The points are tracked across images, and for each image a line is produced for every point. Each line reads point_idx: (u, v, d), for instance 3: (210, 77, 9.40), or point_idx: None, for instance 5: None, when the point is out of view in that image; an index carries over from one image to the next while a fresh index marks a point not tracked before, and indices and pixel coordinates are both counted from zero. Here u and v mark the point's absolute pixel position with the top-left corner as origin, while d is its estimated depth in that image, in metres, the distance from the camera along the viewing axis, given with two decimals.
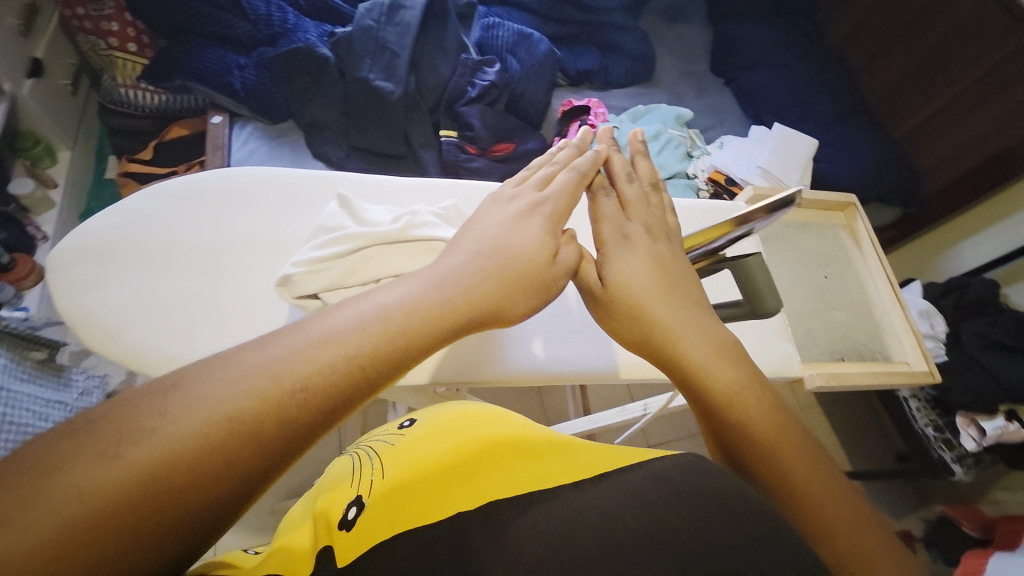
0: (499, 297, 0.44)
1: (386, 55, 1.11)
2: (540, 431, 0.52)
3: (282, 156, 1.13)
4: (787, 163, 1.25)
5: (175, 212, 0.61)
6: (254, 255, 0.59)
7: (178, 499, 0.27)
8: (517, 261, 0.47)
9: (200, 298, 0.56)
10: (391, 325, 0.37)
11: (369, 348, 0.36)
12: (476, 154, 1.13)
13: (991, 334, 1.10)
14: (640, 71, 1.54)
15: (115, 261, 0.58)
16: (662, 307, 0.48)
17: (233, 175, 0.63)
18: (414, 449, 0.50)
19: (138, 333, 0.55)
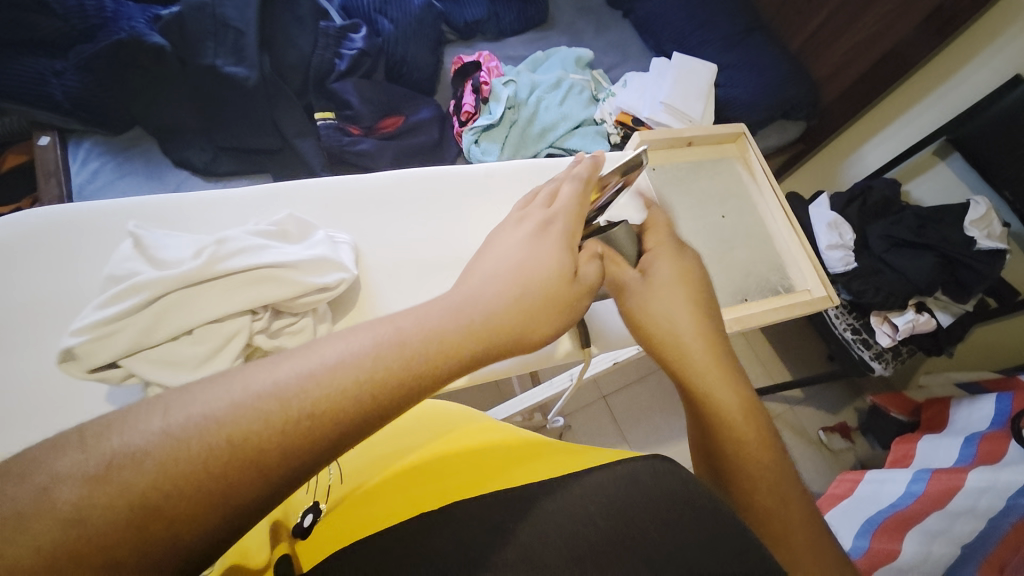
0: (526, 323, 0.41)
1: (230, 35, 0.96)
2: (486, 430, 0.62)
3: (135, 172, 0.99)
4: (689, 93, 1.21)
5: None
6: (57, 318, 0.56)
7: (202, 504, 0.25)
8: (542, 284, 0.44)
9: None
10: (449, 331, 0.36)
11: (385, 374, 0.32)
12: (361, 134, 1.03)
13: (895, 233, 1.12)
14: (533, 13, 1.43)
15: None
16: (680, 326, 0.52)
17: (12, 223, 0.59)
18: (374, 457, 0.59)
19: None
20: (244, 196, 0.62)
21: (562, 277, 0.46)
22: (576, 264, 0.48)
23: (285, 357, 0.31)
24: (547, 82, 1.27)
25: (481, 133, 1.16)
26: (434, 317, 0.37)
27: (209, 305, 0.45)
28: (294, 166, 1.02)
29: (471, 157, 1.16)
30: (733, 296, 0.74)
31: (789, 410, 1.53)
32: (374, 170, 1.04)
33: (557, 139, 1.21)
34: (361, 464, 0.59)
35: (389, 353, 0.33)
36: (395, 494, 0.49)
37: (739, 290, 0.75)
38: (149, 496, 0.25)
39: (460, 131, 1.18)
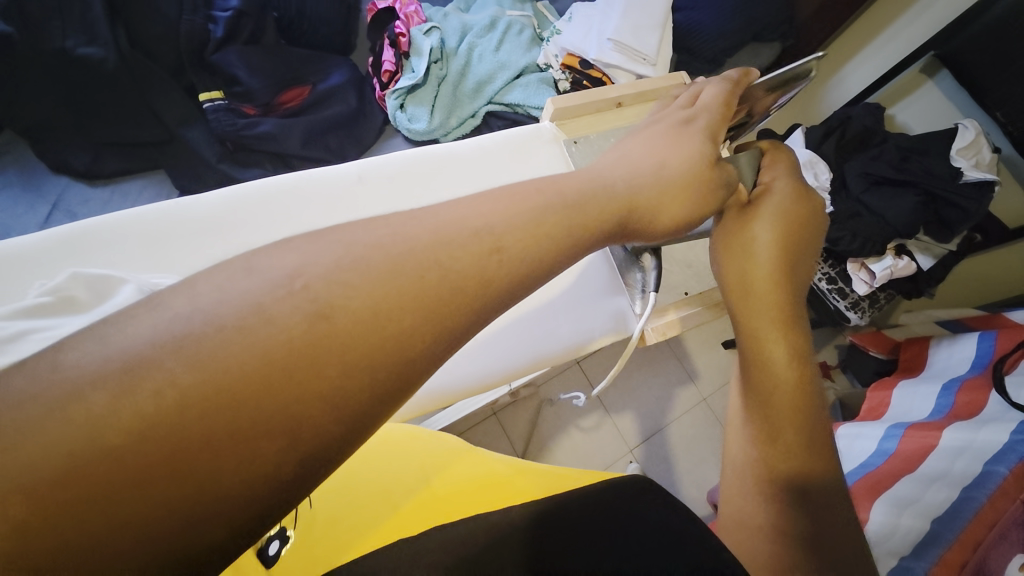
0: (651, 203, 0.41)
1: (73, 6, 0.78)
2: (456, 463, 0.57)
3: (10, 184, 0.85)
4: (642, 25, 1.04)
5: None
6: None
7: (159, 452, 0.21)
8: (688, 167, 0.45)
9: None
10: (577, 220, 0.34)
11: (441, 293, 0.27)
12: (257, 114, 0.89)
13: (875, 170, 1.02)
14: None
15: None
16: (761, 226, 0.52)
17: None
18: (349, 489, 0.53)
19: None
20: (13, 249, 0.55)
21: (706, 164, 0.46)
22: (717, 156, 0.49)
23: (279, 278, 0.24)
24: (479, 24, 1.09)
25: (406, 95, 1.02)
26: (368, 237, 0.27)
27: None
28: (189, 160, 0.89)
29: (398, 125, 1.02)
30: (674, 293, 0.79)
31: None
32: (282, 153, 0.91)
33: (495, 94, 1.06)
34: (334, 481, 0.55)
35: (369, 279, 0.26)
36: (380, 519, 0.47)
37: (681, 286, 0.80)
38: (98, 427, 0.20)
39: (383, 95, 1.03)
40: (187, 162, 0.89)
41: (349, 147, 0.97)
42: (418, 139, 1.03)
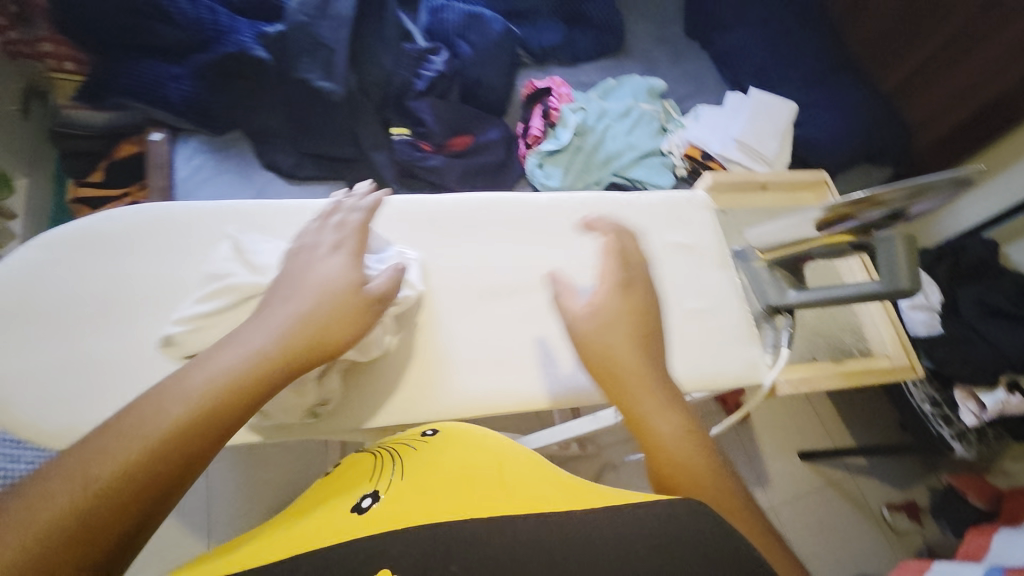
0: (308, 343, 0.46)
1: (323, 52, 1.03)
2: (538, 466, 0.51)
3: (231, 171, 1.08)
4: (765, 132, 1.17)
5: (62, 265, 0.66)
6: (156, 304, 0.65)
7: (123, 501, 0.34)
8: (331, 300, 0.50)
9: (99, 351, 0.62)
10: (242, 360, 0.42)
11: (275, 360, 0.44)
12: (431, 150, 1.07)
13: (989, 298, 1.03)
14: (609, 41, 1.46)
15: (35, 321, 0.63)
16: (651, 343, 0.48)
17: (135, 213, 0.70)
18: (438, 464, 0.52)
19: (37, 400, 0.59)
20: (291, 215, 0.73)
21: (352, 291, 0.51)
22: (377, 278, 0.54)
23: (189, 375, 0.40)
24: (616, 111, 1.27)
25: (546, 157, 1.18)
26: (196, 376, 0.40)
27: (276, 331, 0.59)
28: (367, 177, 1.08)
29: (533, 180, 1.17)
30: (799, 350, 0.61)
31: (848, 477, 1.40)
32: (440, 185, 1.08)
33: (621, 168, 1.20)
34: (422, 456, 0.55)
35: (164, 395, 0.38)
36: (448, 492, 0.45)
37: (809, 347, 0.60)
38: (88, 497, 0.33)
39: (526, 153, 1.20)
40: (366, 178, 1.08)
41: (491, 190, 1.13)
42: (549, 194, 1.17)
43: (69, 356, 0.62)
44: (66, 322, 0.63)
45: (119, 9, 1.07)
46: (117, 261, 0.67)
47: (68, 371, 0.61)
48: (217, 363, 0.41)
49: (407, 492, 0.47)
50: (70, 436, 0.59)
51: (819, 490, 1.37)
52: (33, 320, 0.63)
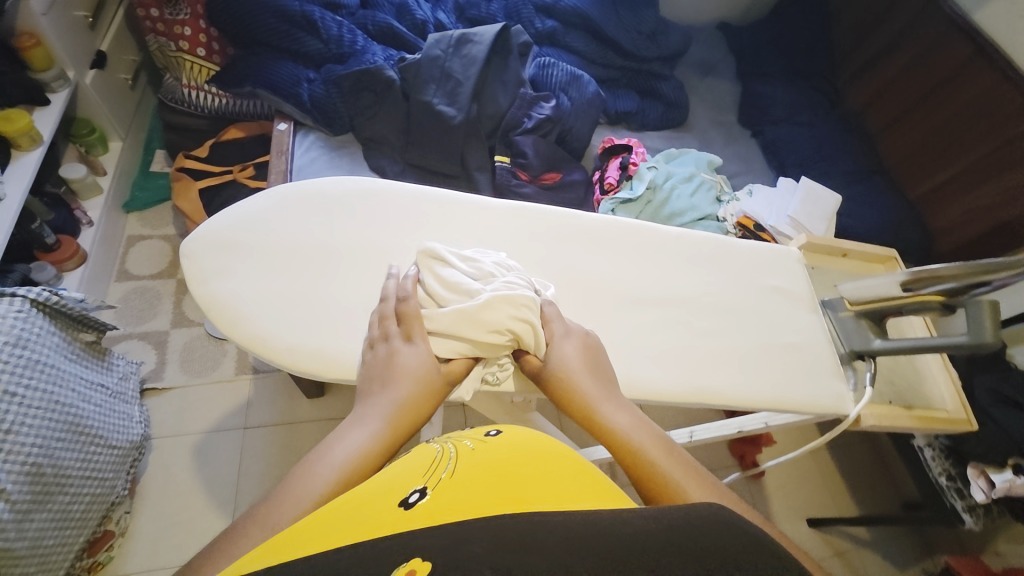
0: (412, 417, 0.52)
1: (450, 83, 1.17)
2: (589, 484, 0.46)
3: (342, 167, 1.19)
4: (814, 214, 1.33)
5: (289, 214, 0.63)
6: (383, 263, 0.63)
7: None
8: (413, 383, 0.54)
9: (324, 291, 0.60)
10: (367, 441, 0.49)
11: (395, 430, 0.51)
12: (527, 180, 1.19)
13: (999, 387, 1.13)
14: (675, 116, 1.64)
15: (258, 252, 0.60)
16: (605, 405, 0.55)
17: (351, 182, 0.67)
18: (486, 460, 0.47)
19: (265, 320, 0.57)
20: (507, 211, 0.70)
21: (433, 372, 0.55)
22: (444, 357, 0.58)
23: (319, 465, 0.47)
24: (681, 175, 1.42)
25: (619, 204, 1.31)
26: (327, 463, 0.47)
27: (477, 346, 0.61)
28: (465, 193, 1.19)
29: None
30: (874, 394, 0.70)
31: (854, 551, 1.43)
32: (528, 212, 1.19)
33: (682, 225, 1.34)
34: (474, 456, 0.48)
35: (300, 483, 0.45)
36: (501, 493, 0.40)
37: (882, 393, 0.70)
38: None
39: (601, 198, 1.33)
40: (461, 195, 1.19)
41: None
42: None
43: (301, 292, 0.59)
44: (299, 260, 0.61)
45: (275, 16, 1.21)
46: (347, 213, 0.65)
47: (301, 306, 0.58)
48: (341, 454, 0.48)
49: (462, 491, 0.41)
50: (295, 358, 0.57)
51: (827, 559, 1.40)
52: (266, 252, 0.60)
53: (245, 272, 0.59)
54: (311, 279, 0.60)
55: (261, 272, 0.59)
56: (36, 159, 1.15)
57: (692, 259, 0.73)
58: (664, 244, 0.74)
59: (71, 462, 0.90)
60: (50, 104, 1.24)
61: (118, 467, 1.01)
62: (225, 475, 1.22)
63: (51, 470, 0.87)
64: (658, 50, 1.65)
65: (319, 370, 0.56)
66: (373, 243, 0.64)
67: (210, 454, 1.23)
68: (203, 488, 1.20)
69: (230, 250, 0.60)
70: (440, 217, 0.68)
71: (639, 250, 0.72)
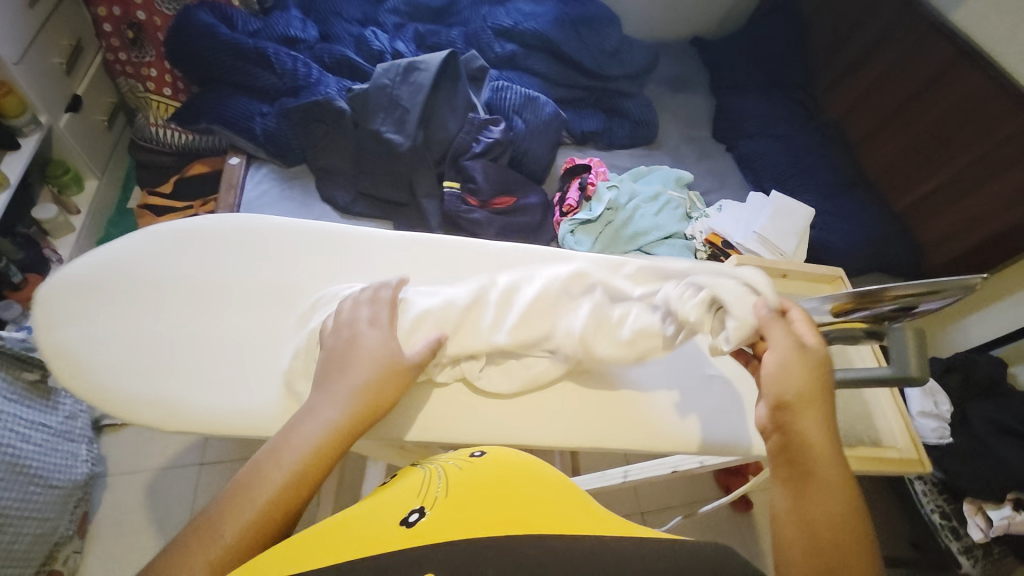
0: (374, 404, 0.55)
1: (398, 111, 1.16)
2: (572, 502, 0.51)
3: (293, 198, 1.18)
4: (784, 230, 1.28)
5: (149, 257, 0.62)
6: (244, 305, 0.62)
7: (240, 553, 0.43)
8: (374, 366, 0.57)
9: (175, 336, 0.59)
10: (327, 430, 0.52)
11: (357, 418, 0.54)
12: (477, 205, 1.17)
13: (1000, 417, 1.02)
14: (643, 133, 1.61)
15: (110, 297, 0.59)
16: (809, 417, 0.49)
17: (220, 220, 0.66)
18: (474, 480, 0.53)
19: (105, 370, 0.56)
20: (397, 243, 0.70)
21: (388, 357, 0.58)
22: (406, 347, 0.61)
23: (289, 451, 0.50)
24: (646, 194, 1.37)
25: (578, 225, 1.27)
26: (293, 452, 0.50)
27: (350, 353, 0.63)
28: (415, 221, 1.17)
29: (564, 244, 1.26)
30: None
31: None
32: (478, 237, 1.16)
33: (646, 245, 1.29)
34: (463, 476, 0.54)
35: (267, 472, 0.48)
36: (488, 510, 0.47)
37: None
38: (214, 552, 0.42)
39: (560, 220, 1.30)
40: (412, 223, 1.17)
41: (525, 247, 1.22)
42: None
43: (150, 336, 0.59)
44: (160, 302, 0.60)
45: (229, 54, 1.23)
46: (218, 251, 0.64)
47: (148, 350, 0.58)
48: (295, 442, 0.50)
49: (454, 509, 0.48)
50: (137, 406, 0.56)
51: None
52: (127, 294, 0.60)
53: (100, 316, 0.59)
54: (168, 322, 0.59)
55: (114, 317, 0.59)
56: (3, 201, 1.15)
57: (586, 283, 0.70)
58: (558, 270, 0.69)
59: (8, 502, 0.87)
60: (21, 147, 1.23)
61: (62, 505, 0.97)
62: (178, 514, 1.18)
63: None
64: (624, 68, 1.63)
65: (160, 421, 0.55)
66: (240, 283, 0.63)
67: (163, 491, 1.20)
68: (155, 527, 1.16)
69: (87, 293, 0.59)
70: (324, 252, 0.67)
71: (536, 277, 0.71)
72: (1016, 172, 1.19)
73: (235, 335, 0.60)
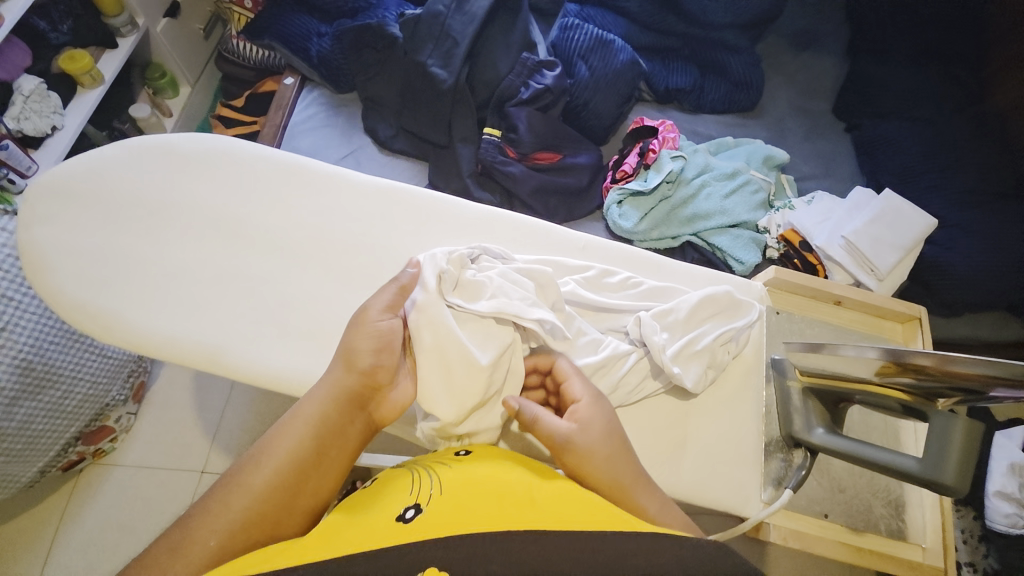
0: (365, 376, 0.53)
1: (447, 42, 1.07)
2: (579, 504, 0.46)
3: (336, 127, 1.17)
4: (884, 240, 1.03)
5: (132, 169, 0.62)
6: (210, 230, 0.61)
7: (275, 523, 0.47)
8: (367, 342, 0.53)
9: (142, 254, 0.59)
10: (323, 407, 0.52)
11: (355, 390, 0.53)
12: (515, 158, 1.08)
13: None
14: (741, 98, 1.36)
15: (85, 204, 0.60)
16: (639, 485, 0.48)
17: (205, 140, 0.65)
18: (469, 471, 0.51)
19: (65, 272, 0.58)
20: (373, 191, 0.66)
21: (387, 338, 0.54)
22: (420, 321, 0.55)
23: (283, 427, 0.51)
24: (721, 170, 1.17)
25: (628, 196, 1.13)
26: (296, 425, 0.51)
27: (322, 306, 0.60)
28: (447, 166, 1.10)
29: (607, 215, 1.13)
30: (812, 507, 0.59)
31: None
32: (512, 194, 1.08)
33: (704, 231, 1.11)
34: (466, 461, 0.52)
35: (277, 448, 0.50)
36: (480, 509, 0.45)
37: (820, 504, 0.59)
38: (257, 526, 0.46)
39: (609, 186, 1.15)
40: (445, 168, 1.11)
41: (561, 212, 1.11)
42: (618, 234, 1.12)
43: (114, 248, 0.59)
44: (144, 222, 0.61)
45: None
46: (194, 174, 0.63)
47: (107, 262, 0.58)
48: (286, 437, 0.51)
49: (448, 501, 0.47)
50: (84, 315, 0.57)
51: None
52: (100, 205, 0.60)
53: (70, 223, 0.59)
54: (132, 240, 0.60)
55: (86, 223, 0.60)
56: (95, 97, 1.27)
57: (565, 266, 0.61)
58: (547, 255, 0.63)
59: (62, 364, 0.99)
60: (119, 48, 1.33)
61: (114, 374, 1.10)
62: (214, 401, 1.28)
63: (38, 366, 0.95)
64: (734, 14, 1.36)
65: (105, 336, 0.56)
66: (216, 209, 0.62)
67: (206, 380, 1.30)
68: (195, 407, 1.28)
69: (62, 197, 0.60)
70: (299, 186, 0.65)
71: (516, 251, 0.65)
72: None
73: (194, 259, 0.60)
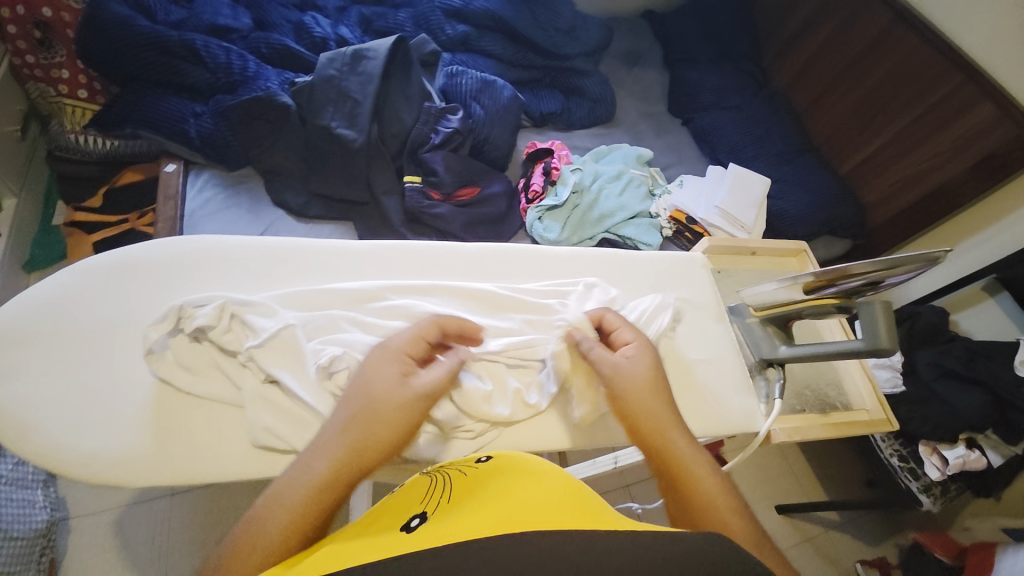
0: (383, 426, 0.50)
1: (348, 104, 1.11)
2: (584, 501, 0.47)
3: (239, 206, 1.10)
4: (742, 202, 1.32)
5: (94, 291, 0.62)
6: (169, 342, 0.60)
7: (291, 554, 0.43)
8: (379, 401, 0.51)
9: (121, 378, 0.58)
10: (344, 451, 0.49)
11: (378, 434, 0.50)
12: (440, 199, 1.14)
13: (945, 363, 1.09)
14: (602, 112, 1.59)
15: (50, 347, 0.58)
16: (656, 410, 0.54)
17: (177, 245, 0.67)
18: (478, 483, 0.49)
19: (59, 426, 0.55)
20: (364, 252, 0.70)
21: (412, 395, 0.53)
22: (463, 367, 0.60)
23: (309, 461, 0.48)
24: (609, 173, 1.37)
25: (545, 212, 1.26)
26: (313, 471, 0.47)
27: (304, 376, 0.56)
28: (375, 220, 1.12)
29: (532, 231, 1.24)
30: (788, 407, 0.66)
31: (823, 533, 1.41)
32: (445, 232, 1.13)
33: (613, 226, 1.29)
34: (475, 480, 0.50)
35: (290, 485, 0.46)
36: (495, 506, 0.43)
37: (794, 401, 0.67)
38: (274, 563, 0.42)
39: (526, 207, 1.27)
40: (373, 222, 1.12)
41: (492, 238, 1.19)
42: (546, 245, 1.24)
43: (94, 382, 0.57)
44: (113, 348, 0.59)
45: (150, 48, 1.11)
46: (161, 279, 0.64)
47: (98, 399, 0.57)
48: (302, 479, 0.47)
49: (457, 511, 0.44)
50: (89, 464, 0.54)
51: (797, 545, 1.38)
52: (58, 342, 0.59)
53: (44, 369, 0.57)
54: (112, 367, 0.58)
55: (50, 368, 0.57)
56: None
57: (560, 286, 0.69)
58: (558, 264, 0.73)
59: None
60: None
61: (25, 556, 0.92)
62: (153, 548, 1.08)
63: None
64: (579, 46, 1.60)
65: (125, 476, 0.54)
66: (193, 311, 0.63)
67: (137, 527, 1.10)
68: (132, 565, 1.06)
69: (21, 344, 0.58)
70: (292, 263, 0.67)
71: (516, 278, 0.71)
72: (953, 129, 1.23)
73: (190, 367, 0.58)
